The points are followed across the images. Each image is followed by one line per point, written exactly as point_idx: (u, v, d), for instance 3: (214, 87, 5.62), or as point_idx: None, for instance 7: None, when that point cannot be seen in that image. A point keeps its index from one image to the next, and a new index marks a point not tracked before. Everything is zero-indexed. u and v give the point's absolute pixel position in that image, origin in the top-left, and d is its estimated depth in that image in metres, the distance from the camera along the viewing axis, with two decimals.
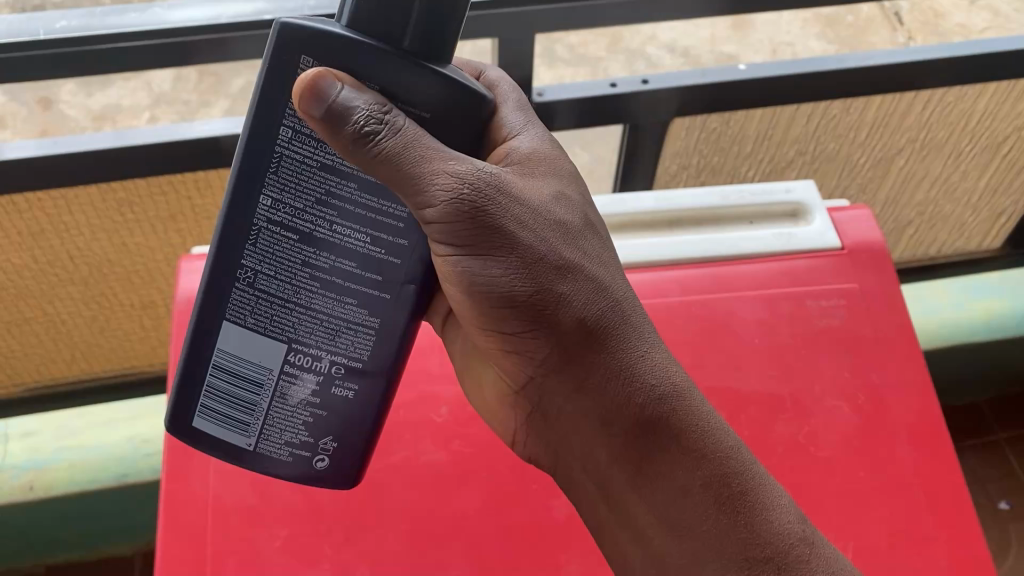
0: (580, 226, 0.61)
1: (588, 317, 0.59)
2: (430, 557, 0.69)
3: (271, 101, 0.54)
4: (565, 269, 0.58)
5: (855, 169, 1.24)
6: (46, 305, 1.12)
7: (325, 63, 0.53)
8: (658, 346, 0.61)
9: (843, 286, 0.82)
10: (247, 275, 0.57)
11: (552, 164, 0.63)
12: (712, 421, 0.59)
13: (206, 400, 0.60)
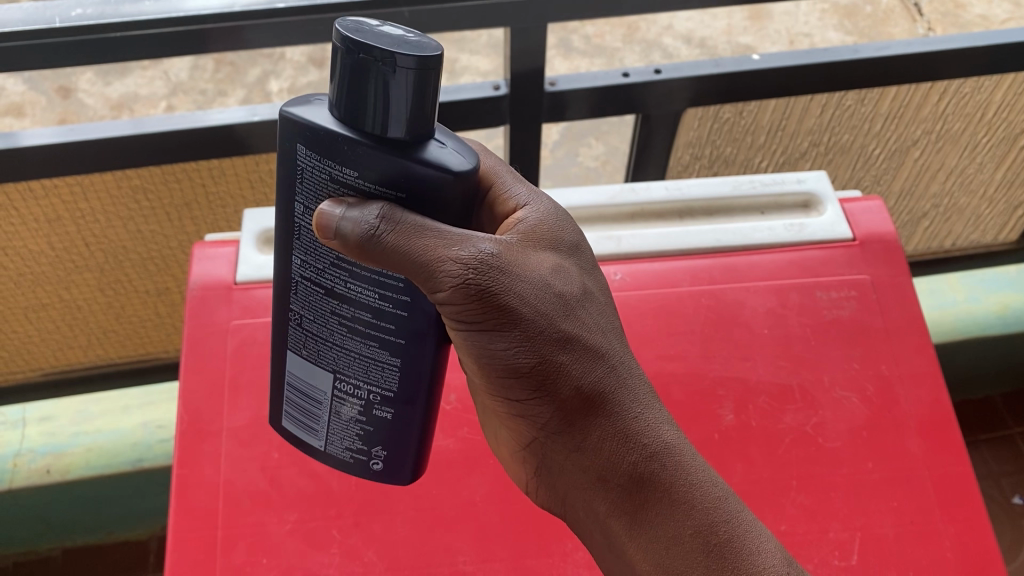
0: (584, 291, 0.57)
1: (589, 385, 0.56)
2: (438, 544, 0.69)
3: (285, 179, 0.53)
4: (568, 339, 0.55)
5: (871, 160, 1.23)
6: (62, 291, 1.13)
7: (318, 150, 0.51)
8: (656, 405, 0.58)
9: (855, 278, 0.82)
10: (296, 317, 0.59)
11: (553, 221, 0.58)
12: (707, 478, 0.57)
13: (288, 407, 0.64)
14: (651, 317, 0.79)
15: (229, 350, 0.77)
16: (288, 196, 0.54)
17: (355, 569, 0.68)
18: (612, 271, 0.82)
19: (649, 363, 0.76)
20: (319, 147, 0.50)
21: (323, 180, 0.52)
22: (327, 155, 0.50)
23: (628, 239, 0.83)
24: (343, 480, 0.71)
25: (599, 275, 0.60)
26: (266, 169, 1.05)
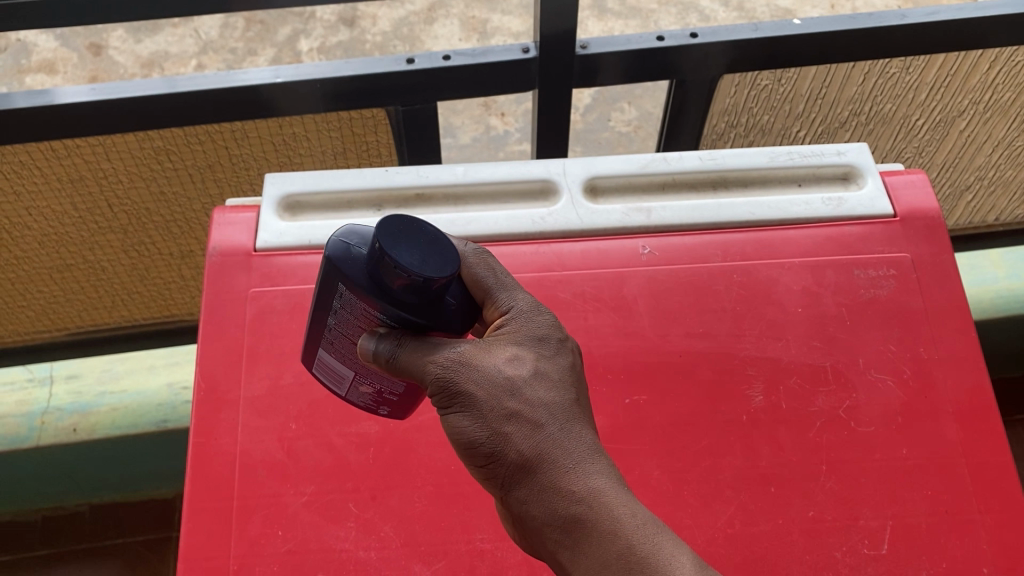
0: (542, 372, 0.54)
1: (533, 455, 0.52)
2: (456, 520, 0.68)
3: (327, 296, 0.58)
4: (514, 414, 0.53)
5: (914, 131, 1.18)
6: (86, 251, 1.13)
7: (357, 293, 0.56)
8: (607, 469, 0.53)
9: (895, 256, 0.78)
10: (323, 335, 0.61)
11: (527, 313, 0.57)
12: (655, 535, 0.50)
13: (314, 368, 0.66)
14: (680, 291, 0.76)
15: (247, 318, 0.75)
16: (326, 298, 0.58)
17: (372, 544, 0.67)
18: (640, 245, 0.79)
19: (677, 341, 0.74)
20: (357, 294, 0.56)
21: (361, 312, 0.57)
22: (364, 302, 0.56)
23: (659, 211, 0.80)
24: (361, 453, 0.70)
25: (572, 359, 0.57)
26: (290, 132, 1.03)
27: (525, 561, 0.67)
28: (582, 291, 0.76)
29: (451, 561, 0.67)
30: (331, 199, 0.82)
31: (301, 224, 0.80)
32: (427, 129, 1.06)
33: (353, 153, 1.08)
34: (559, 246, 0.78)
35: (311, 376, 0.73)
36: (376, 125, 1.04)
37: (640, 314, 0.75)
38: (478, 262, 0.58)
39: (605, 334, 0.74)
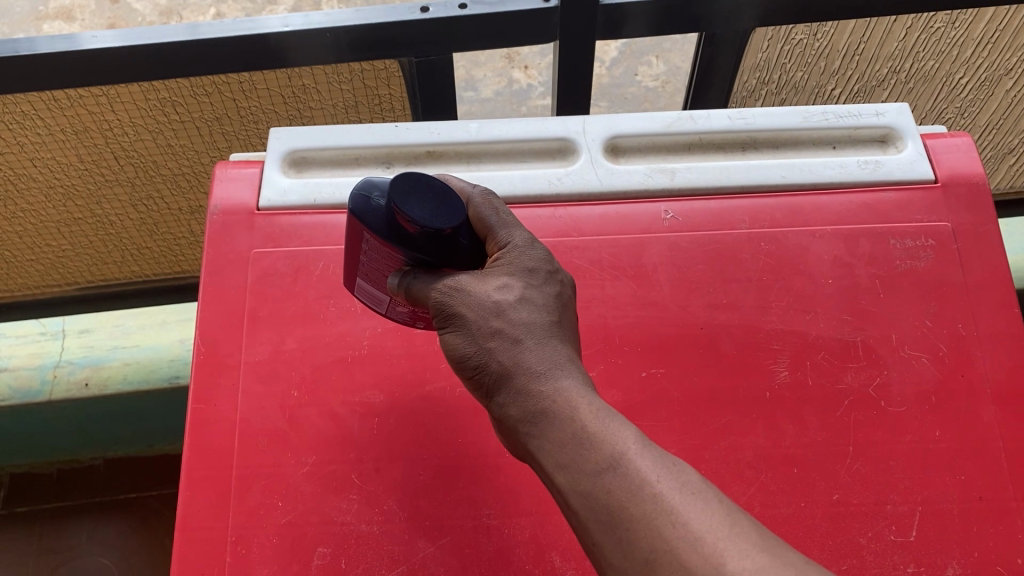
0: (529, 296, 0.55)
1: (511, 366, 0.53)
2: (462, 495, 0.65)
3: (355, 241, 0.61)
4: (497, 329, 0.54)
5: (957, 90, 1.11)
6: (93, 205, 1.10)
7: (379, 241, 0.58)
8: (582, 379, 0.53)
9: (935, 225, 0.74)
10: (357, 272, 0.64)
11: (520, 244, 0.58)
12: (617, 426, 0.49)
13: (356, 290, 0.66)
14: (703, 259, 0.72)
15: (249, 280, 0.72)
16: (354, 241, 0.61)
17: (375, 518, 0.64)
18: (662, 209, 0.75)
19: (698, 312, 0.70)
20: (379, 241, 0.58)
21: (385, 256, 0.60)
22: (386, 248, 0.58)
23: (684, 172, 0.76)
24: (365, 423, 0.67)
25: (562, 289, 0.58)
26: (300, 84, 0.98)
27: (533, 538, 0.64)
28: (600, 258, 0.72)
29: (457, 536, 0.64)
30: (338, 155, 0.79)
31: (307, 182, 0.76)
32: (442, 83, 1.01)
33: (365, 107, 1.05)
34: (576, 210, 0.74)
35: (314, 342, 0.70)
36: (389, 78, 1.00)
37: (661, 284, 0.71)
38: (483, 203, 0.59)
39: (622, 304, 0.70)
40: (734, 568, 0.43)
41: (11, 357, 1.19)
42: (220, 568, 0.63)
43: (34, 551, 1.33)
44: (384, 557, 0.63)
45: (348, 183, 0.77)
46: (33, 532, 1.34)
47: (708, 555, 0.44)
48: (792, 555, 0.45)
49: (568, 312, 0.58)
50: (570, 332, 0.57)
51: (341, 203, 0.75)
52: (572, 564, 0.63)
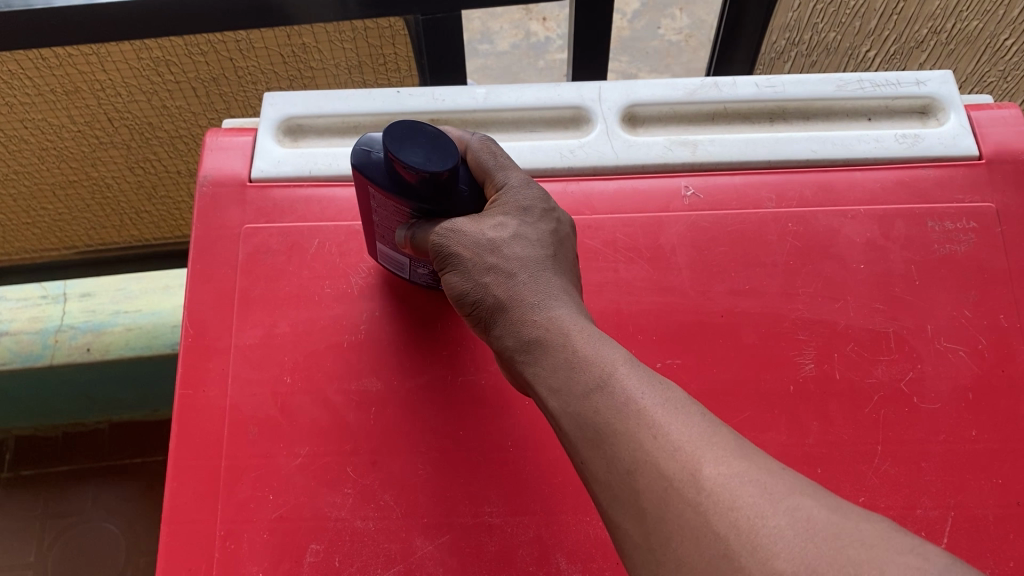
0: (525, 234, 0.57)
1: (507, 299, 0.54)
2: (463, 491, 0.61)
3: (363, 198, 0.58)
4: (493, 266, 0.55)
5: (1001, 53, 1.03)
6: (89, 167, 1.06)
7: (384, 195, 0.56)
8: (575, 308, 0.54)
9: (977, 205, 0.68)
10: (373, 230, 0.62)
11: (519, 187, 0.59)
12: (607, 349, 0.50)
13: (378, 255, 0.66)
14: (725, 241, 0.67)
15: (240, 258, 0.68)
16: (363, 199, 0.58)
17: (369, 514, 0.60)
18: (682, 185, 0.70)
19: (719, 299, 0.65)
20: (384, 195, 0.56)
21: (393, 211, 0.57)
22: (391, 201, 0.56)
23: (706, 145, 0.71)
24: (362, 412, 0.63)
25: (559, 227, 0.59)
26: (301, 43, 0.93)
27: (538, 539, 0.60)
28: (614, 238, 0.67)
29: (457, 535, 0.60)
30: (335, 123, 0.74)
31: (303, 152, 0.72)
32: (450, 41, 0.94)
33: (370, 67, 0.99)
34: (590, 185, 0.70)
35: (309, 325, 0.66)
36: (394, 36, 0.95)
37: (679, 267, 0.66)
38: (482, 148, 0.59)
39: (637, 289, 0.66)
40: (711, 474, 0.42)
41: (11, 321, 1.17)
42: (206, 566, 0.59)
43: (40, 516, 1.31)
44: (379, 556, 0.59)
45: (347, 154, 0.72)
46: (39, 496, 1.32)
47: (685, 463, 0.43)
48: (773, 465, 0.43)
49: (565, 249, 0.59)
50: (567, 268, 0.58)
51: (339, 176, 0.71)
52: (579, 567, 0.59)
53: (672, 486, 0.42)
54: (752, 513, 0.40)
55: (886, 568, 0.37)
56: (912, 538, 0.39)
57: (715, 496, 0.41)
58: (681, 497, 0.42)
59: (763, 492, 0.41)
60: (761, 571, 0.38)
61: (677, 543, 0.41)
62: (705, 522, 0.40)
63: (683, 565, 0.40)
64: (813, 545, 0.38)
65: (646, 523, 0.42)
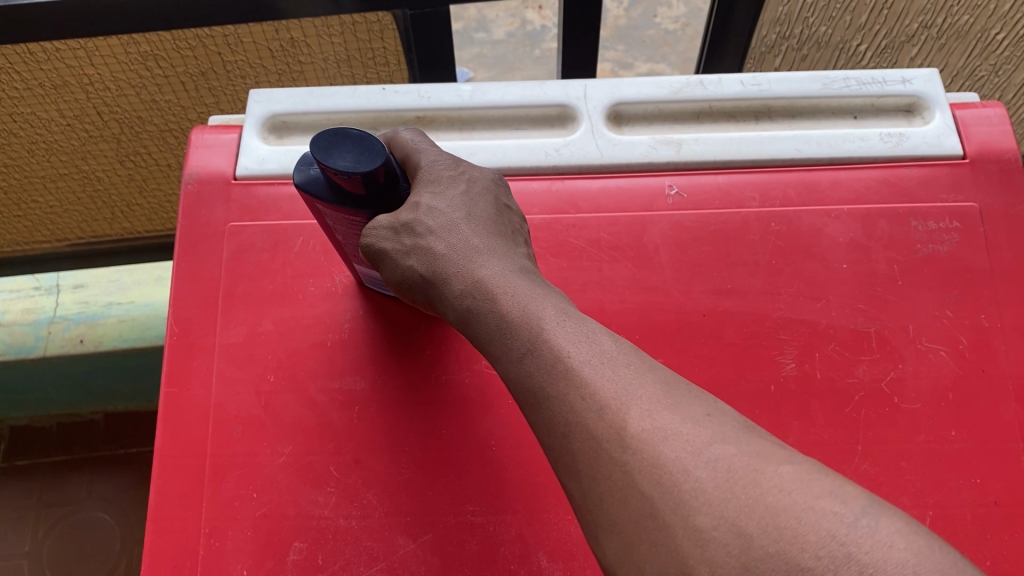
0: (441, 204, 0.56)
1: (435, 275, 0.54)
2: (445, 489, 0.62)
3: (317, 215, 0.57)
4: (413, 246, 0.54)
5: (992, 47, 1.03)
6: (79, 161, 1.06)
7: (333, 207, 0.54)
8: (502, 263, 0.53)
9: (960, 205, 0.68)
10: (341, 243, 0.61)
11: (429, 163, 0.58)
12: (532, 307, 0.49)
13: (363, 275, 0.66)
14: (709, 241, 0.68)
15: (225, 256, 0.68)
16: (317, 216, 0.57)
17: (352, 513, 0.61)
18: (666, 184, 0.70)
19: (702, 298, 0.66)
20: (333, 208, 0.54)
21: (347, 222, 0.56)
22: (341, 211, 0.54)
23: (691, 144, 0.71)
24: (345, 411, 0.64)
25: (481, 184, 0.58)
26: (289, 37, 0.93)
27: (519, 537, 0.60)
28: (598, 237, 0.68)
29: (438, 534, 0.60)
30: (321, 120, 0.74)
31: (288, 150, 0.72)
32: (439, 36, 0.94)
33: (359, 61, 0.99)
34: (575, 183, 0.70)
35: (294, 324, 0.66)
36: (383, 31, 0.94)
37: (662, 266, 0.67)
38: (399, 139, 0.60)
39: (620, 289, 0.66)
40: (636, 431, 0.41)
41: (4, 312, 1.17)
42: (190, 563, 0.59)
43: (34, 506, 1.31)
44: (362, 554, 0.60)
45: None
46: (34, 486, 1.33)
47: (613, 421, 0.42)
48: (699, 411, 0.42)
49: (491, 200, 0.58)
50: (496, 220, 0.57)
51: None
52: (560, 565, 0.59)
53: (601, 446, 0.42)
54: (674, 469, 0.39)
55: (802, 515, 0.36)
56: (834, 479, 0.38)
57: (640, 455, 0.40)
58: (609, 458, 0.41)
59: (686, 446, 0.40)
60: (684, 529, 0.38)
61: (609, 505, 0.41)
62: (631, 482, 0.40)
63: (616, 526, 0.40)
64: (732, 494, 0.38)
65: (584, 484, 0.42)
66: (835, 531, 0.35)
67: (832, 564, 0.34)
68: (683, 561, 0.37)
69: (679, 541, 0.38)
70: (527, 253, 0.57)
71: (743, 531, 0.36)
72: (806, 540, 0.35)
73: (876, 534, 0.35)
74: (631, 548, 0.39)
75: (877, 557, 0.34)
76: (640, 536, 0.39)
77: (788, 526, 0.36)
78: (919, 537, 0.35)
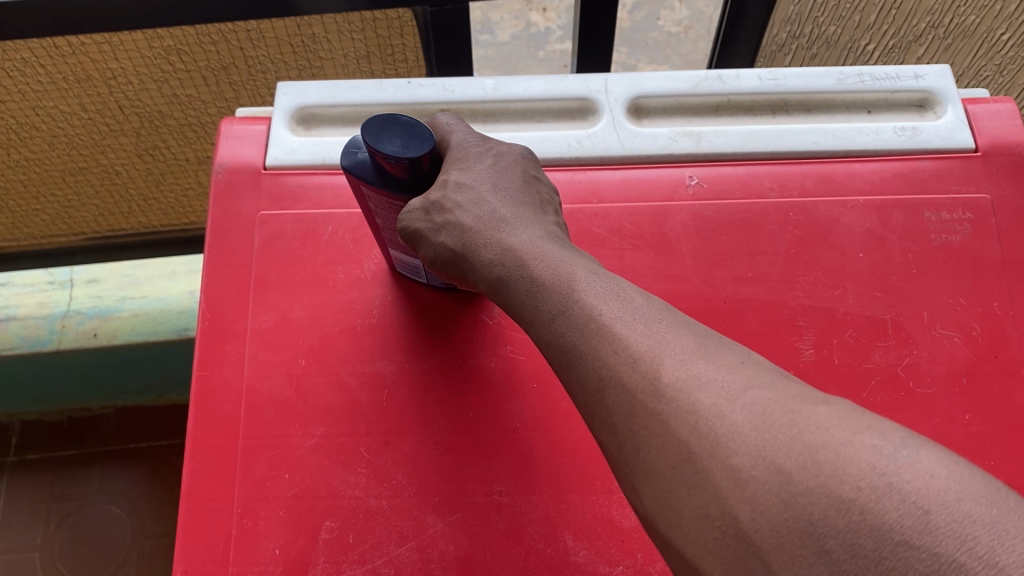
0: (469, 179, 0.59)
1: (466, 248, 0.56)
2: (473, 470, 0.63)
3: (360, 197, 0.60)
4: (444, 223, 0.57)
5: (997, 48, 1.05)
6: (100, 155, 1.08)
7: (377, 189, 0.57)
8: (532, 231, 0.55)
9: (973, 196, 0.70)
10: (380, 229, 0.63)
11: (458, 144, 0.62)
12: (564, 269, 0.51)
13: (399, 264, 0.68)
14: (728, 230, 0.69)
15: (255, 244, 0.70)
16: (359, 198, 0.60)
17: (382, 492, 0.62)
18: (686, 175, 0.71)
19: (721, 285, 0.67)
20: (378, 190, 0.57)
21: (388, 206, 0.58)
22: (384, 194, 0.57)
23: (710, 137, 0.72)
24: (375, 394, 0.65)
25: (507, 160, 0.61)
26: (310, 33, 0.95)
27: (545, 517, 0.62)
28: (620, 226, 0.69)
29: (467, 514, 0.62)
30: (348, 112, 0.76)
31: (316, 141, 0.73)
32: (458, 33, 0.95)
33: (377, 57, 1.01)
34: (596, 174, 0.71)
35: (323, 310, 0.68)
36: (402, 27, 0.96)
37: (683, 255, 0.68)
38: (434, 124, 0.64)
39: (642, 276, 0.67)
40: (670, 380, 0.43)
41: (18, 306, 1.17)
42: (225, 542, 0.60)
43: (46, 499, 1.33)
44: (392, 533, 0.61)
45: None
46: (46, 479, 1.34)
47: (646, 372, 0.43)
48: (733, 360, 0.43)
49: (517, 174, 0.61)
50: (523, 191, 0.59)
51: None
52: (586, 544, 0.61)
53: (636, 399, 0.43)
54: (709, 415, 0.41)
55: (841, 449, 0.36)
56: (873, 416, 0.38)
57: (674, 403, 0.42)
58: (645, 408, 0.43)
59: (720, 392, 0.41)
60: (721, 470, 0.39)
61: (648, 454, 0.42)
62: (667, 431, 0.41)
63: (654, 474, 0.42)
64: (769, 434, 0.39)
65: (620, 438, 0.44)
66: (874, 463, 0.35)
67: (873, 494, 0.34)
68: (722, 502, 0.38)
69: (716, 481, 0.39)
70: (556, 221, 0.60)
71: (781, 468, 0.37)
72: (846, 472, 0.35)
73: (918, 463, 0.34)
74: (669, 494, 0.41)
75: (919, 485, 0.33)
76: (678, 481, 0.41)
77: (827, 461, 0.36)
78: (961, 465, 0.34)
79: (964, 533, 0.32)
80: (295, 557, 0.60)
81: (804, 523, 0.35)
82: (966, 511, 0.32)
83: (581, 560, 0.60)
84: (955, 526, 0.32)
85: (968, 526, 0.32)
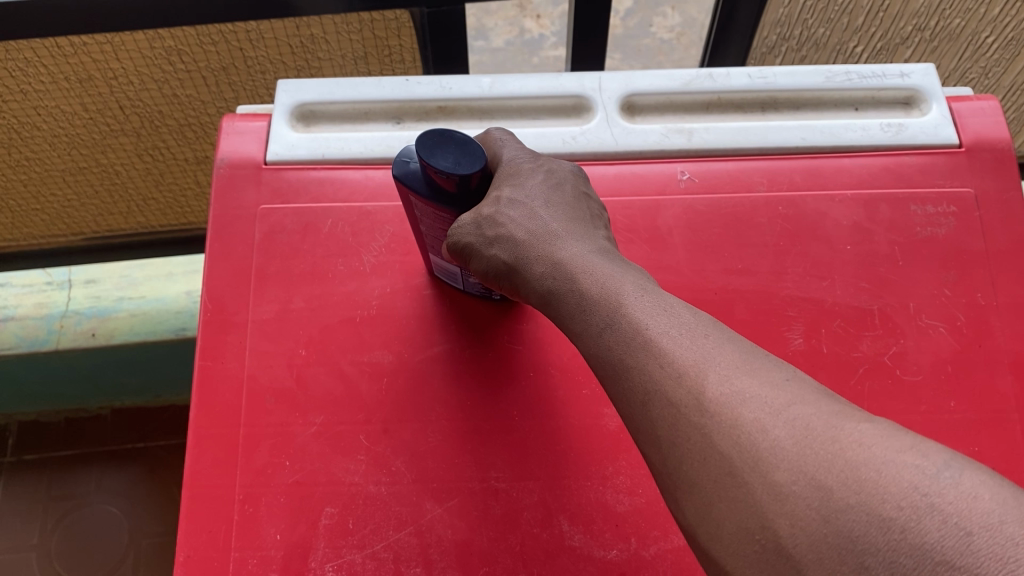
0: (521, 195, 0.60)
1: (518, 261, 0.58)
2: (470, 457, 0.64)
3: (408, 205, 0.62)
4: (495, 237, 0.58)
5: (982, 50, 1.07)
6: (99, 154, 1.09)
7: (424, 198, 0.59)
8: (585, 245, 0.56)
9: (956, 190, 0.72)
10: (423, 235, 0.65)
11: (510, 160, 0.63)
12: (612, 284, 0.51)
13: (438, 269, 0.69)
14: (719, 223, 0.71)
15: (257, 238, 0.71)
16: (406, 205, 0.62)
17: (382, 478, 0.63)
18: (678, 170, 0.73)
19: (713, 277, 0.69)
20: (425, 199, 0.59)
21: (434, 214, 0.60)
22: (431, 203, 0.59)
23: (701, 133, 0.74)
24: (374, 384, 0.67)
25: (559, 176, 0.62)
26: (308, 34, 0.96)
27: (541, 502, 0.63)
28: (614, 220, 0.71)
29: (464, 499, 0.63)
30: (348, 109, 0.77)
31: (316, 137, 0.75)
32: (453, 33, 0.97)
33: (375, 57, 1.02)
34: (590, 169, 0.73)
35: (323, 301, 0.69)
36: (400, 28, 0.98)
37: (675, 248, 0.70)
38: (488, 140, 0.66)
39: None
40: (714, 396, 0.43)
41: (17, 306, 1.18)
42: (227, 527, 0.61)
43: (43, 499, 1.33)
44: (391, 518, 0.62)
45: (358, 138, 0.75)
46: (43, 479, 1.34)
47: (691, 387, 0.44)
48: (778, 376, 0.43)
49: (569, 189, 0.61)
50: (574, 206, 0.60)
51: (351, 159, 0.74)
52: (581, 529, 0.62)
53: (680, 412, 0.43)
54: (752, 430, 0.41)
55: (881, 469, 0.36)
56: (916, 436, 0.38)
57: (718, 417, 0.42)
58: (689, 422, 0.43)
59: (764, 408, 0.41)
60: (763, 484, 0.39)
61: (689, 466, 0.43)
62: (710, 445, 0.42)
63: (697, 487, 0.42)
64: (808, 448, 0.39)
65: (663, 450, 0.44)
66: (916, 483, 0.35)
67: (914, 515, 0.34)
68: (763, 516, 0.39)
69: (758, 495, 0.39)
70: (606, 235, 0.60)
71: (822, 484, 0.37)
72: (887, 491, 0.35)
73: (960, 485, 0.34)
74: (710, 506, 0.41)
75: (962, 507, 0.33)
76: (718, 494, 0.41)
77: (869, 479, 0.36)
78: (1004, 488, 0.34)
79: (1006, 555, 0.31)
80: (295, 541, 0.61)
81: (845, 539, 0.36)
82: (1010, 533, 0.32)
83: (576, 544, 0.62)
84: (997, 548, 0.32)
85: (1011, 548, 0.31)
